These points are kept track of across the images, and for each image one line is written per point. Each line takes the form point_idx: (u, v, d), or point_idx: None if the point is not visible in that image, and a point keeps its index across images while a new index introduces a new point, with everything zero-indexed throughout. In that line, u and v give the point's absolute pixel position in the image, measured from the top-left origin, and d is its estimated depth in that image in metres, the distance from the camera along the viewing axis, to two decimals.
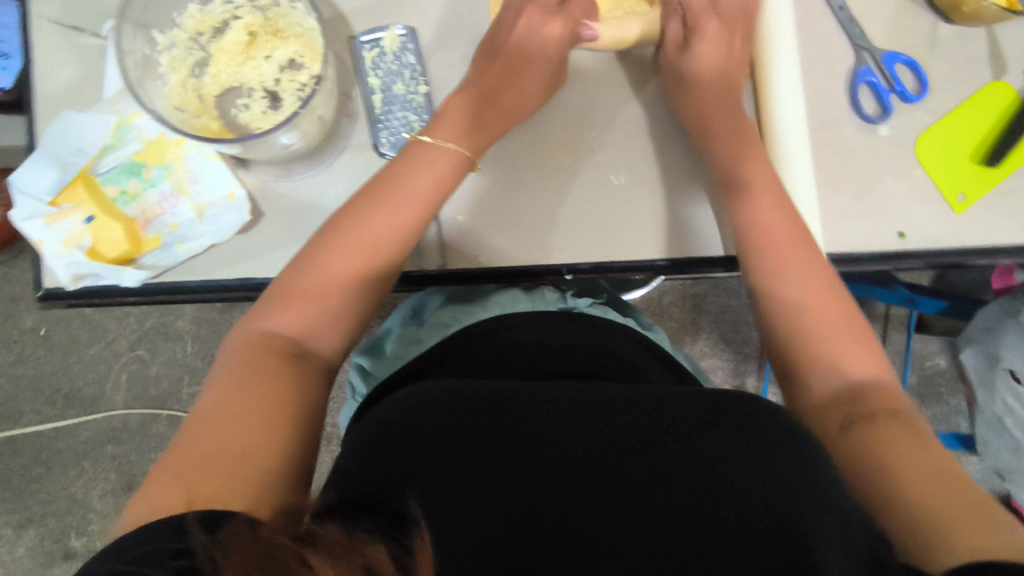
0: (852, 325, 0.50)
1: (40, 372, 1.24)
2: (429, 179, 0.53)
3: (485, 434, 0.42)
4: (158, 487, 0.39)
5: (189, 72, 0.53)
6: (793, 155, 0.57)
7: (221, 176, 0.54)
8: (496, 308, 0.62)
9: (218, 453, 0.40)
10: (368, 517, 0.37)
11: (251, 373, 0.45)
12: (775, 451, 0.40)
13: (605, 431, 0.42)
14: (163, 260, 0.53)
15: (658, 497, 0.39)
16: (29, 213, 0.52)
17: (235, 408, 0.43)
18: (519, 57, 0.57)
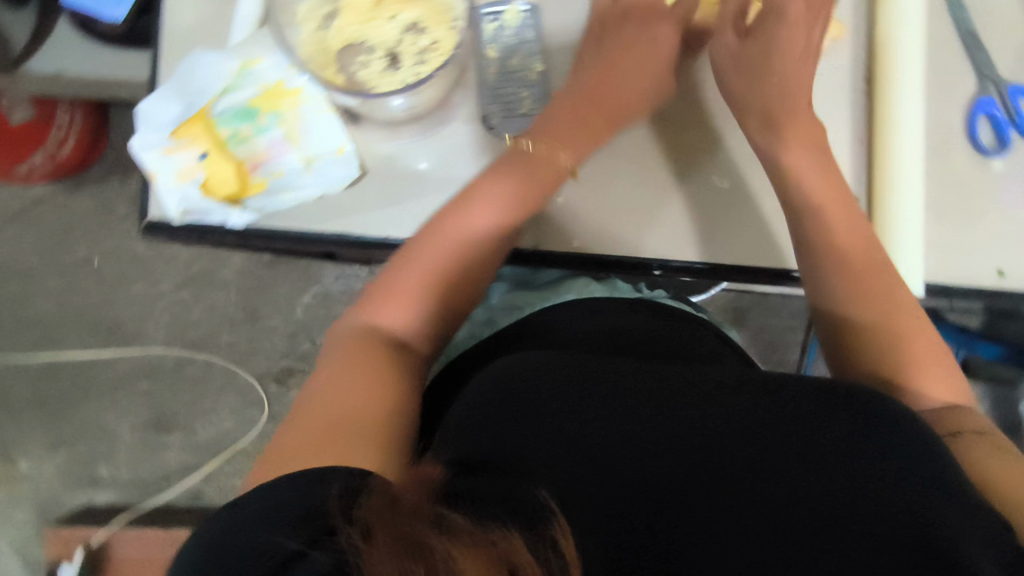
0: (941, 357, 0.48)
1: (86, 302, 1.26)
2: (527, 184, 0.51)
3: (597, 420, 0.41)
4: (282, 446, 0.41)
5: (317, 25, 0.54)
6: (910, 179, 0.55)
7: (332, 129, 0.55)
8: (568, 294, 0.63)
9: (335, 418, 0.42)
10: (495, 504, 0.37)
11: (349, 370, 0.46)
12: (899, 443, 0.39)
13: (721, 423, 0.41)
14: (267, 205, 0.54)
15: (784, 489, 0.39)
16: (148, 144, 0.53)
17: (338, 396, 0.44)
18: (614, 75, 0.55)
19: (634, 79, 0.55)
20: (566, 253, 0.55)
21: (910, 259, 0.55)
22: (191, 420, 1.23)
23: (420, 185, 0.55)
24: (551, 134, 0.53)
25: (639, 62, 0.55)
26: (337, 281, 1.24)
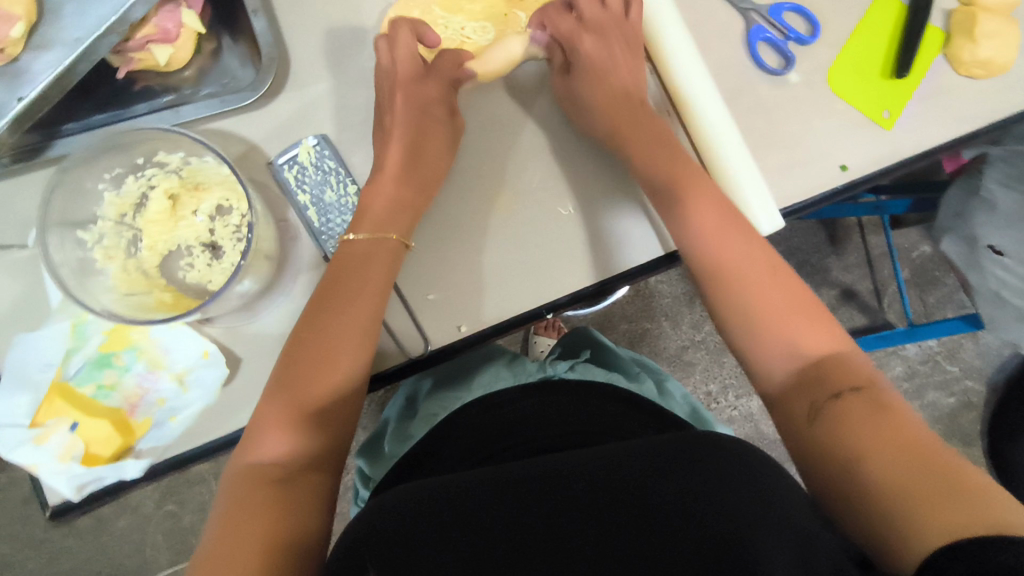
0: (805, 306, 0.50)
1: (76, 561, 1.21)
2: (381, 272, 0.52)
3: (476, 532, 0.41)
4: None
5: (125, 255, 0.53)
6: (723, 132, 0.58)
7: (189, 339, 0.54)
8: (479, 390, 0.64)
9: None
10: None
11: (239, 512, 0.43)
12: (736, 488, 0.41)
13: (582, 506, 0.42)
14: (160, 439, 0.53)
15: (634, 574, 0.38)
16: (13, 442, 0.51)
17: (212, 561, 0.40)
18: (414, 112, 0.56)
19: (421, 100, 0.57)
20: (459, 340, 0.55)
21: (757, 200, 0.57)
22: None
23: None
24: (396, 196, 0.54)
25: (389, 189, 0.55)
26: None
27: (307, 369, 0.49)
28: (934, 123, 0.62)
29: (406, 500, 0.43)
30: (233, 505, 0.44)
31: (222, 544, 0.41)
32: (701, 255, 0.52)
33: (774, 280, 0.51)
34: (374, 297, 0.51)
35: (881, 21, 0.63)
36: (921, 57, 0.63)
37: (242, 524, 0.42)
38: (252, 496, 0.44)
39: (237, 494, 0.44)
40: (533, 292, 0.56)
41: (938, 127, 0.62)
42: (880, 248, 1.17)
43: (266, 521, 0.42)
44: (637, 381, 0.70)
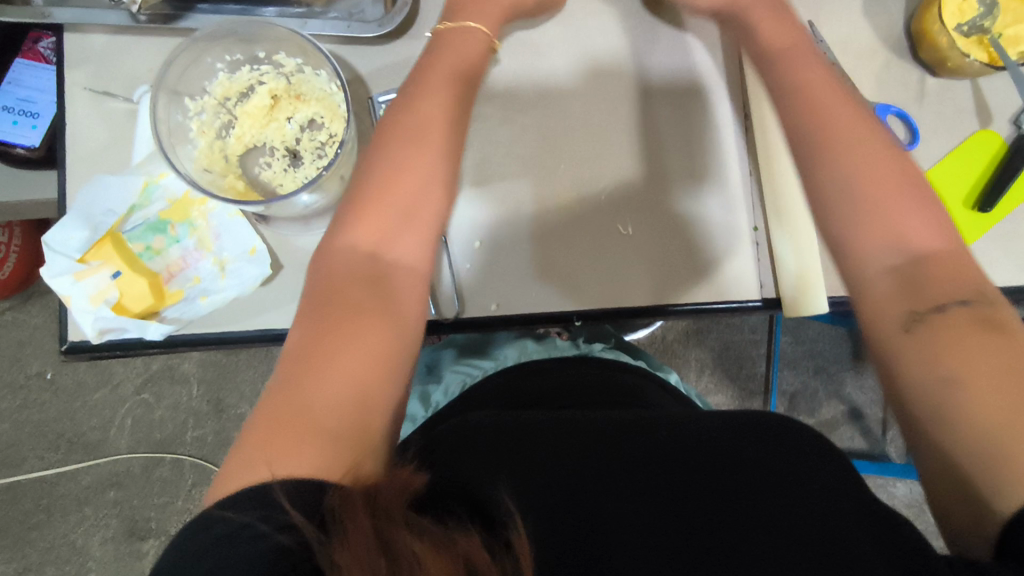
0: (905, 184, 0.47)
1: (44, 417, 1.24)
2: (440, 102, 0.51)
3: (548, 445, 0.45)
4: (242, 460, 0.37)
5: (215, 135, 0.56)
6: (794, 217, 0.60)
7: (242, 231, 0.56)
8: (513, 358, 0.66)
9: (306, 414, 0.39)
10: (458, 519, 0.37)
11: (336, 309, 0.43)
12: (799, 456, 0.43)
13: (654, 443, 0.45)
14: (185, 312, 0.55)
15: (703, 502, 0.42)
16: (58, 270, 0.53)
17: (314, 355, 0.41)
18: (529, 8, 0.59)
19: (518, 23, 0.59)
20: (488, 317, 0.59)
21: (803, 282, 0.59)
22: (165, 523, 1.22)
23: None
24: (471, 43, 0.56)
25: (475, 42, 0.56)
26: None
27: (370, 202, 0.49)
28: (998, 266, 0.62)
29: (469, 428, 0.47)
30: (317, 301, 0.44)
31: (324, 337, 0.42)
32: (834, 191, 0.48)
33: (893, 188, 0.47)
34: (441, 128, 0.51)
35: (979, 153, 0.63)
36: (1012, 195, 0.63)
37: (330, 324, 0.43)
38: (353, 283, 0.45)
39: (324, 290, 0.45)
40: (568, 297, 0.60)
41: (1001, 271, 0.62)
42: None
43: (363, 318, 0.43)
44: (661, 369, 0.73)
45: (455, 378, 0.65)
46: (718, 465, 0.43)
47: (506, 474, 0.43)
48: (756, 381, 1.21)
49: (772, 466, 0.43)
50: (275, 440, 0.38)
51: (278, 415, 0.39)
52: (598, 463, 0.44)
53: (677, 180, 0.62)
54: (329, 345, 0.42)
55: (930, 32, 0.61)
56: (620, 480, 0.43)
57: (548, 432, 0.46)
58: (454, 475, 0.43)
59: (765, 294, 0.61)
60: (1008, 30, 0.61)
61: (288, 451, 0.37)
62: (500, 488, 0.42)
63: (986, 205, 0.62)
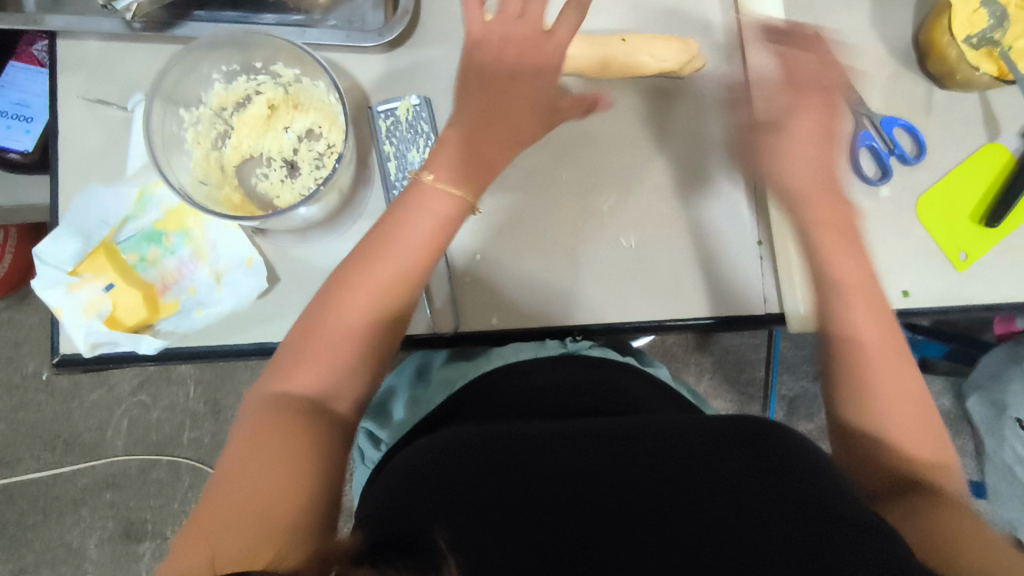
0: (917, 398, 0.51)
1: (40, 418, 1.23)
2: (434, 220, 0.52)
3: (505, 463, 0.45)
4: (184, 551, 0.42)
5: (211, 145, 0.55)
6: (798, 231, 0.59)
7: (239, 243, 0.55)
8: (500, 359, 0.63)
9: (241, 509, 0.43)
10: (400, 558, 0.37)
11: (271, 427, 0.47)
12: (772, 468, 0.43)
13: (621, 458, 0.44)
14: (180, 326, 0.54)
15: (677, 517, 0.41)
16: (50, 281, 0.53)
17: (245, 457, 0.46)
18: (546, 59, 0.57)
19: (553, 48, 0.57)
20: (488, 331, 0.58)
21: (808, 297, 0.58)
22: (161, 525, 1.22)
23: None
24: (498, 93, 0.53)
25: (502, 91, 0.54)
26: None
27: (354, 295, 0.50)
28: (1004, 281, 0.61)
29: (432, 444, 0.48)
30: (263, 421, 0.47)
31: (270, 437, 0.46)
32: (847, 372, 0.51)
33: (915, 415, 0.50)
34: (431, 241, 0.51)
35: (986, 166, 0.62)
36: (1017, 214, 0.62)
37: (274, 433, 0.46)
38: (303, 393, 0.49)
39: (272, 413, 0.48)
40: (568, 314, 0.59)
41: (1007, 286, 0.61)
42: None
43: (299, 441, 0.46)
44: (649, 365, 0.71)
45: (441, 383, 0.63)
46: (693, 476, 0.43)
47: (459, 507, 0.42)
48: (756, 386, 1.21)
49: (751, 480, 0.42)
50: (211, 533, 0.42)
51: (222, 508, 0.43)
52: (551, 485, 0.43)
53: (680, 192, 0.61)
54: (267, 444, 0.46)
55: (939, 44, 0.60)
56: (576, 500, 0.42)
57: (507, 448, 0.46)
58: (407, 499, 0.43)
59: (769, 308, 0.60)
60: (1018, 43, 0.59)
61: (227, 546, 0.41)
62: (445, 518, 0.41)
63: (992, 219, 0.61)
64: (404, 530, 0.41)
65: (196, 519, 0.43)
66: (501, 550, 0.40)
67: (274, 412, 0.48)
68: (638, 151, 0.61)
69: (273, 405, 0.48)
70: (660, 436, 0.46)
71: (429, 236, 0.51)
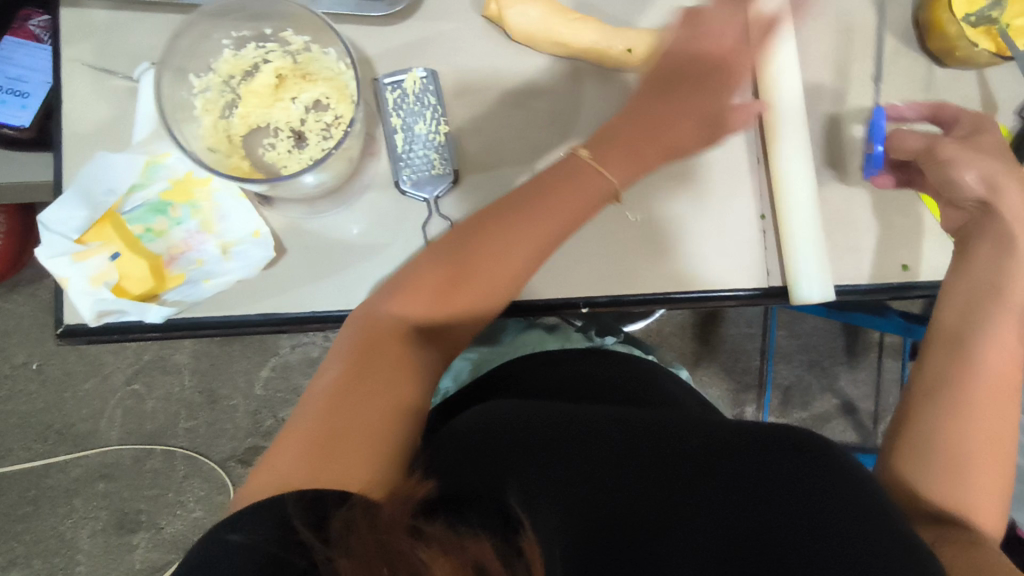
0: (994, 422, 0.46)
1: (31, 408, 1.22)
2: (526, 199, 0.52)
3: (565, 436, 0.45)
4: (270, 469, 0.41)
5: (220, 114, 0.54)
6: (799, 204, 0.59)
7: (246, 215, 0.55)
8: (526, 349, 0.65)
9: (334, 434, 0.42)
10: (472, 517, 0.38)
11: (375, 355, 0.47)
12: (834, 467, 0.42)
13: (677, 446, 0.44)
14: (187, 296, 0.54)
15: (733, 505, 0.41)
16: (56, 250, 0.52)
17: (346, 381, 0.45)
18: (659, 107, 0.53)
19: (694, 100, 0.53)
20: None
21: (811, 270, 0.58)
22: (156, 515, 1.21)
23: (341, 258, 0.56)
24: (609, 149, 0.52)
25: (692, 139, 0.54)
26: (294, 350, 1.24)
27: (462, 296, 0.50)
28: None
29: (494, 413, 0.48)
30: (368, 343, 0.47)
31: (361, 381, 0.45)
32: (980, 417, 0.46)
33: (997, 473, 0.45)
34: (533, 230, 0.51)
35: None
36: None
37: (375, 356, 0.47)
38: (390, 344, 0.48)
39: (370, 343, 0.47)
40: (575, 285, 0.60)
41: None
42: (892, 374, 1.21)
43: (399, 370, 0.47)
44: (671, 365, 0.72)
45: (465, 366, 0.65)
46: (746, 469, 0.42)
47: (520, 478, 0.43)
48: (752, 374, 1.22)
49: (809, 480, 0.40)
50: (297, 455, 0.42)
51: (297, 434, 0.43)
52: (612, 464, 0.43)
53: (687, 166, 0.61)
54: (352, 385, 0.45)
55: (940, 22, 0.61)
56: (633, 481, 0.43)
57: (567, 423, 0.46)
58: (469, 466, 0.44)
59: (772, 283, 0.61)
60: (1016, 21, 0.60)
61: (313, 468, 0.41)
62: (514, 488, 0.42)
63: None
64: (470, 491, 0.42)
65: (276, 447, 0.43)
66: (557, 528, 0.42)
67: (365, 354, 0.47)
68: None
69: (358, 353, 0.47)
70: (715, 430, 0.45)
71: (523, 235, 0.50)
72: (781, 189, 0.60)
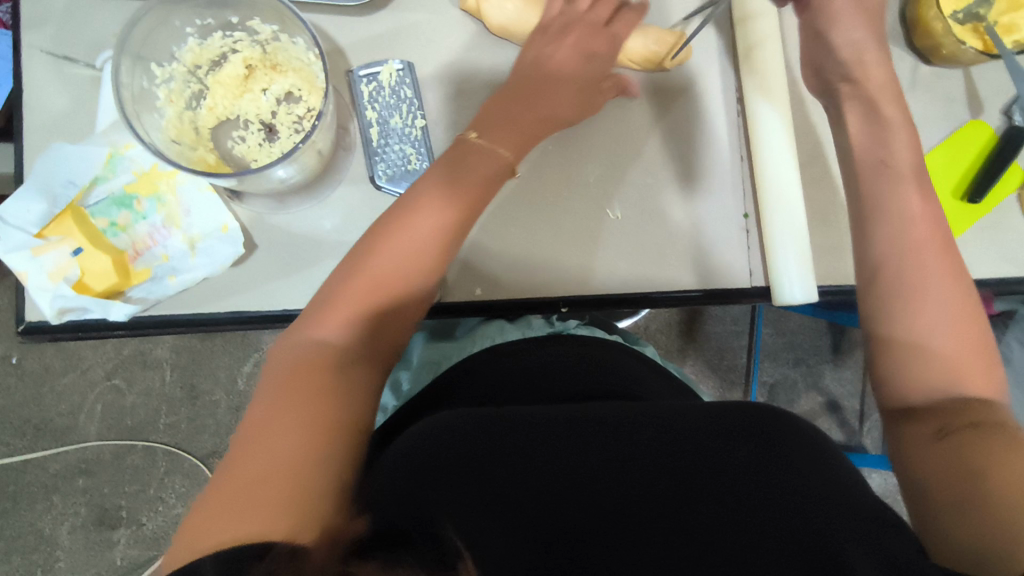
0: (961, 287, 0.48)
1: (9, 402, 1.20)
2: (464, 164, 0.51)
3: (509, 451, 0.43)
4: (188, 531, 0.38)
5: (185, 105, 0.53)
6: (783, 202, 0.58)
7: (213, 209, 0.53)
8: (485, 341, 0.61)
9: (263, 477, 0.39)
10: (409, 550, 0.35)
11: (304, 374, 0.43)
12: (786, 463, 0.42)
13: (628, 450, 0.43)
14: (152, 293, 0.52)
15: (691, 513, 0.40)
16: (14, 244, 0.50)
17: (273, 406, 0.42)
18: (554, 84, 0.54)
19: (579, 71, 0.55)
20: (470, 302, 0.57)
21: (794, 269, 0.57)
22: (137, 512, 1.19)
23: (313, 254, 0.55)
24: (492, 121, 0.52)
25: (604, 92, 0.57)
26: None
27: (337, 317, 0.46)
28: (988, 257, 0.61)
29: (439, 425, 0.46)
30: (295, 365, 0.44)
31: (287, 406, 0.41)
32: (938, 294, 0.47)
33: (974, 332, 0.47)
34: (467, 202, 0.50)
35: (970, 141, 0.62)
36: (1004, 184, 0.62)
37: (302, 374, 0.43)
38: (316, 369, 0.44)
39: (304, 361, 0.44)
40: (552, 282, 0.58)
41: (990, 262, 0.61)
42: None
43: (328, 397, 0.43)
44: (638, 343, 0.71)
45: (425, 365, 0.61)
46: (705, 485, 0.41)
47: (466, 500, 0.41)
48: (739, 371, 1.21)
49: (762, 474, 0.41)
50: (223, 505, 0.38)
51: (234, 481, 0.39)
52: (559, 480, 0.42)
53: (669, 161, 0.60)
54: (284, 423, 0.41)
55: (926, 18, 0.60)
56: (581, 494, 0.42)
57: (510, 434, 0.44)
58: (410, 486, 0.42)
59: (755, 283, 0.60)
60: (1004, 17, 0.59)
61: (230, 514, 0.37)
62: (456, 514, 0.41)
63: (975, 195, 0.61)
64: (412, 518, 0.39)
65: (205, 498, 0.39)
66: (508, 557, 0.40)
67: (290, 381, 0.43)
68: (641, 130, 0.60)
69: (288, 375, 0.43)
70: (667, 429, 0.44)
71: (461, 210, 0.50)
72: (765, 188, 0.59)
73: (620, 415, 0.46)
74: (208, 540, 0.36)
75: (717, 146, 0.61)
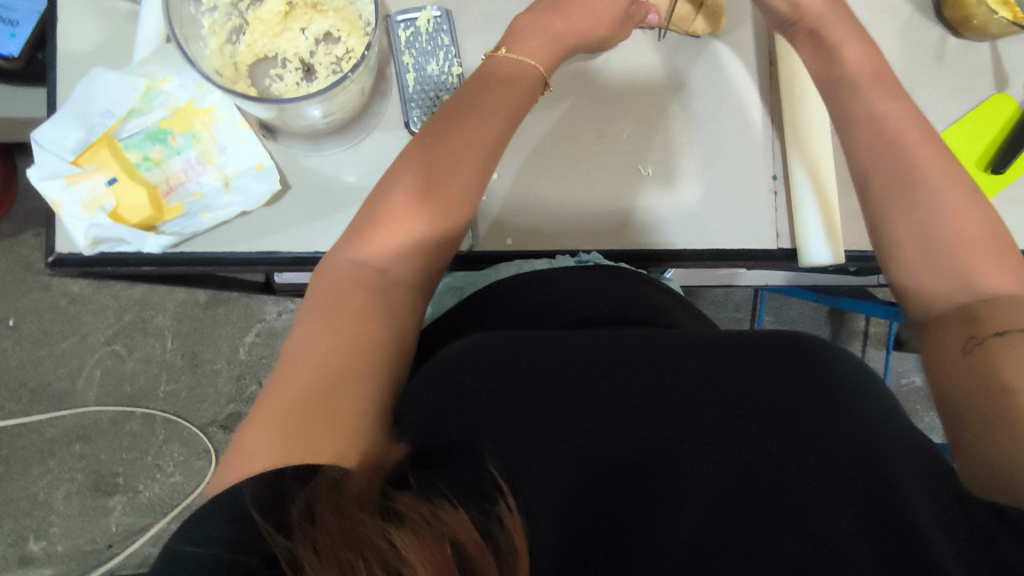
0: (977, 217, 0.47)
1: (6, 365, 1.18)
2: (491, 98, 0.51)
3: (544, 376, 0.41)
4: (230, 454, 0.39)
5: (226, 39, 0.52)
6: (813, 164, 0.59)
7: (248, 148, 0.53)
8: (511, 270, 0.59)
9: (306, 400, 0.39)
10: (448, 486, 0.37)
11: (343, 304, 0.43)
12: (833, 390, 0.40)
13: (668, 376, 0.42)
14: (185, 228, 0.52)
15: (737, 438, 0.39)
16: (49, 172, 0.50)
17: (316, 328, 0.42)
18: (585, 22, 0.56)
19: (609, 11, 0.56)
20: (501, 252, 0.59)
21: (821, 230, 0.58)
22: (133, 479, 1.18)
23: (347, 197, 0.55)
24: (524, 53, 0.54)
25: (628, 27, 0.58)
26: (280, 316, 1.22)
27: (381, 240, 0.47)
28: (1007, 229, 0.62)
29: (470, 348, 0.43)
30: (333, 295, 0.44)
31: (325, 333, 0.41)
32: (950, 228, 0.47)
33: (992, 254, 0.46)
34: (494, 133, 0.50)
35: (994, 114, 0.63)
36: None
37: (340, 301, 0.43)
38: (358, 296, 0.44)
39: (345, 288, 0.44)
40: (581, 235, 0.59)
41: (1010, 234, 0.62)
42: (875, 362, 1.23)
43: (363, 320, 0.43)
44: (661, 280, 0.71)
45: (449, 293, 0.61)
46: (749, 410, 0.40)
47: (497, 425, 0.40)
48: None
49: (810, 400, 0.40)
50: (265, 431, 0.38)
51: (274, 404, 0.39)
52: (598, 405, 0.40)
53: (699, 120, 0.61)
54: (321, 348, 0.41)
55: None
56: (621, 417, 0.40)
57: (545, 360, 0.42)
58: (441, 412, 0.40)
59: (781, 245, 0.60)
60: None
61: (273, 439, 0.37)
62: (487, 439, 0.39)
63: (998, 166, 0.62)
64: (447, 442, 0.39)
65: (250, 419, 0.39)
66: (547, 480, 0.38)
67: (329, 311, 0.43)
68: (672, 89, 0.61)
69: (327, 302, 0.43)
70: (708, 358, 0.43)
71: (491, 137, 0.50)
72: (798, 150, 0.59)
73: (657, 344, 0.44)
74: (251, 462, 0.37)
75: (749, 107, 0.61)
